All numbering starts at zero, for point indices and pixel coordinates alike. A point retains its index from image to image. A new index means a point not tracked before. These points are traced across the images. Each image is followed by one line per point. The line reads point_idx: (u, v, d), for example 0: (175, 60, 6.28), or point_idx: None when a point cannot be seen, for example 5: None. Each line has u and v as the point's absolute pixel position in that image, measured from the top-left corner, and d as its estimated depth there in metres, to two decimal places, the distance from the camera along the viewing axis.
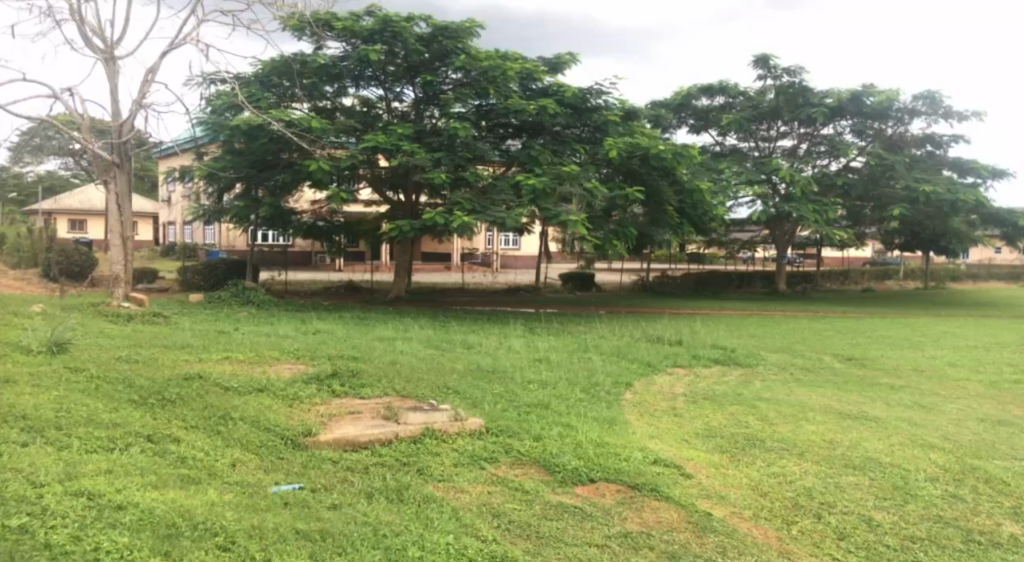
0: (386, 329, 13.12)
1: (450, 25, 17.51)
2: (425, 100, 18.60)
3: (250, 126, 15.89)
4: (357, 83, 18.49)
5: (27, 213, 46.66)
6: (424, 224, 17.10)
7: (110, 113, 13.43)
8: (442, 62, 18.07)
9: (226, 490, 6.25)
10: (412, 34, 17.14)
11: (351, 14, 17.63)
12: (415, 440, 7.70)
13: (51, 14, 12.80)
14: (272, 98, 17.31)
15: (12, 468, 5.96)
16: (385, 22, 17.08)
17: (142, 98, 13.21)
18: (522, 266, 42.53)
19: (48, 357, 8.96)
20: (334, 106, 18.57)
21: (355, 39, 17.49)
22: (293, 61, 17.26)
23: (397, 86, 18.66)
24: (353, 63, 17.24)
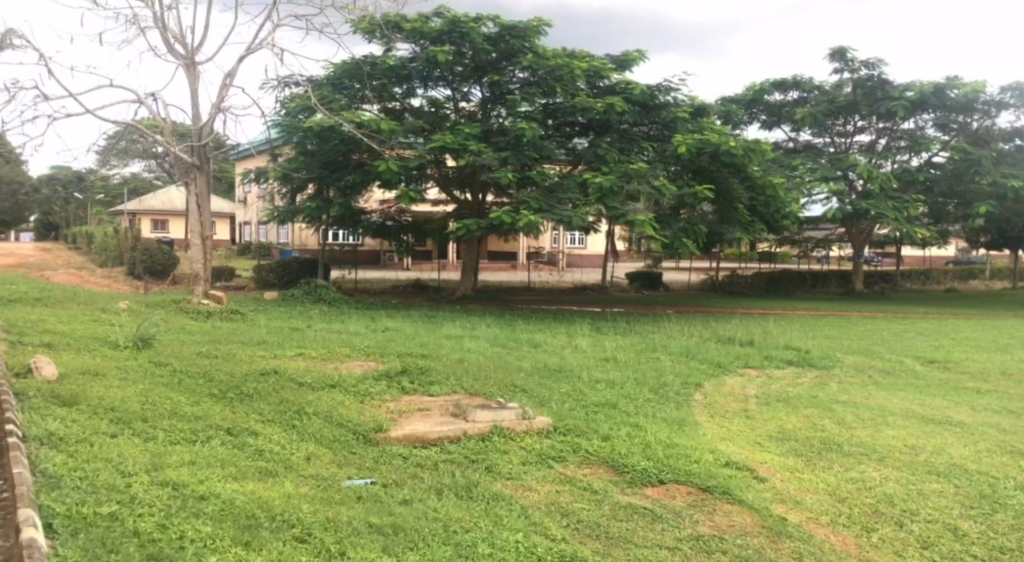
0: (454, 327, 13.24)
1: (517, 24, 17.56)
2: (492, 100, 18.72)
3: (321, 128, 16.25)
4: (426, 84, 18.69)
5: (115, 214, 49.03)
6: (491, 223, 17.21)
7: (191, 116, 13.89)
8: (509, 61, 18.14)
9: (302, 483, 6.41)
10: (480, 34, 17.22)
11: (419, 15, 17.81)
12: (484, 438, 7.75)
13: (137, 23, 13.32)
14: (344, 99, 17.67)
15: (102, 458, 6.22)
16: (453, 23, 17.23)
17: (220, 102, 13.64)
18: (588, 265, 42.32)
19: (133, 352, 9.34)
20: (403, 107, 18.74)
21: (424, 40, 17.70)
22: (364, 63, 17.61)
23: (465, 86, 18.84)
24: (420, 64, 17.43)
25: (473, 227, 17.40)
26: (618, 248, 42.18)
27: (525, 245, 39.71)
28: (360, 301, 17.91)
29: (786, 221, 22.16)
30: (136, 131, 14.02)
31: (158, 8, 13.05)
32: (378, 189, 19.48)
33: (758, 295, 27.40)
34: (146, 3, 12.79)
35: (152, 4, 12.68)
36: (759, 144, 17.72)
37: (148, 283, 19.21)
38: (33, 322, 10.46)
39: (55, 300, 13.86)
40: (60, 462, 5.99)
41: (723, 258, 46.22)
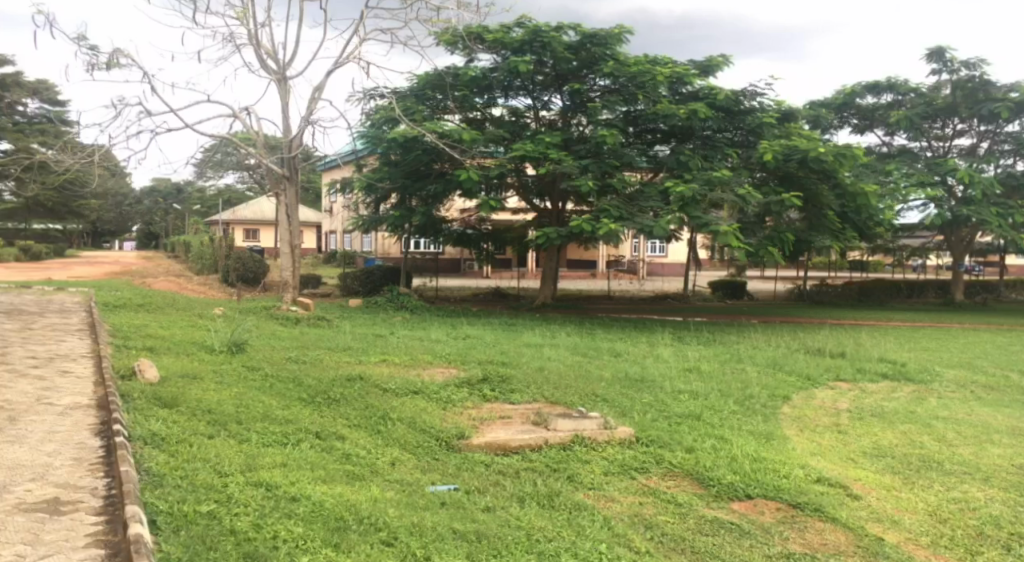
0: (533, 335, 13.26)
1: (598, 32, 17.56)
2: (572, 108, 18.76)
3: (405, 138, 16.58)
4: (507, 93, 18.86)
5: (210, 223, 51.33)
6: (570, 231, 17.21)
7: (281, 129, 14.38)
8: (590, 70, 18.13)
9: (388, 487, 6.53)
10: (561, 43, 17.29)
11: (501, 26, 17.99)
12: (565, 447, 7.74)
13: (233, 40, 13.89)
14: (426, 110, 18.00)
15: (201, 458, 6.48)
16: (535, 33, 17.36)
17: (309, 114, 14.08)
18: (669, 274, 41.81)
19: (228, 356, 9.72)
20: (484, 117, 18.92)
21: (505, 50, 17.87)
22: (446, 74, 17.91)
23: (546, 95, 18.95)
24: (502, 74, 17.60)
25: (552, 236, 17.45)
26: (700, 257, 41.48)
27: (604, 253, 39.50)
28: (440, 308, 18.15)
29: (878, 228, 21.34)
30: (231, 144, 14.61)
31: (252, 25, 13.58)
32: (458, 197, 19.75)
33: (848, 305, 26.50)
34: (240, 21, 13.32)
35: (247, 22, 13.21)
36: (851, 149, 17.16)
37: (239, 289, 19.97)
38: (136, 327, 11.02)
39: (157, 306, 14.57)
40: (162, 461, 6.27)
41: (811, 266, 44.86)
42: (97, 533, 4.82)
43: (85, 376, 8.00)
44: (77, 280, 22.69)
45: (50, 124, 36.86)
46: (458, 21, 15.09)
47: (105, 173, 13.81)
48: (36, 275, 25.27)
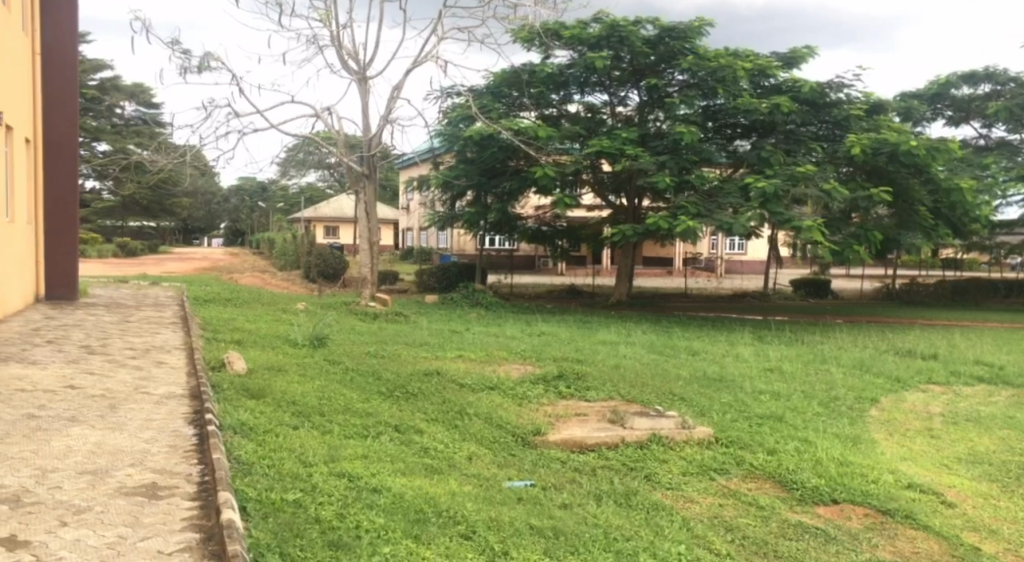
0: (608, 333, 13.19)
1: (677, 26, 17.36)
2: (649, 104, 18.56)
3: (481, 136, 16.74)
4: (583, 90, 18.81)
5: (293, 221, 53.00)
6: (646, 229, 17.05)
7: (362, 128, 14.68)
8: (668, 64, 17.90)
9: (465, 481, 6.59)
10: (639, 37, 17.15)
11: (579, 22, 17.99)
12: (643, 446, 7.67)
13: (316, 42, 14.27)
14: (502, 108, 18.11)
15: (286, 447, 6.69)
16: (612, 28, 17.26)
17: (389, 113, 14.32)
18: (747, 271, 40.97)
19: (310, 350, 10.00)
20: (560, 114, 18.95)
21: (582, 46, 17.82)
22: (523, 72, 18.01)
23: (623, 91, 18.82)
24: (579, 70, 17.58)
25: (628, 232, 17.35)
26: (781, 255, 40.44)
27: (680, 251, 38.99)
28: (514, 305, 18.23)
29: (973, 225, 20.40)
30: (313, 143, 14.98)
31: (335, 27, 13.91)
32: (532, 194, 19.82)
33: (941, 305, 25.45)
34: (323, 23, 13.67)
35: (330, 24, 13.54)
36: (944, 142, 16.67)
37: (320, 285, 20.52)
38: (225, 320, 11.45)
39: (243, 300, 15.09)
40: (251, 449, 6.49)
41: (900, 264, 43.12)
42: (192, 517, 4.99)
43: (179, 367, 8.36)
44: (168, 276, 23.75)
45: (145, 126, 38.63)
46: (534, 18, 15.12)
47: (195, 173, 14.37)
48: (130, 270, 26.54)
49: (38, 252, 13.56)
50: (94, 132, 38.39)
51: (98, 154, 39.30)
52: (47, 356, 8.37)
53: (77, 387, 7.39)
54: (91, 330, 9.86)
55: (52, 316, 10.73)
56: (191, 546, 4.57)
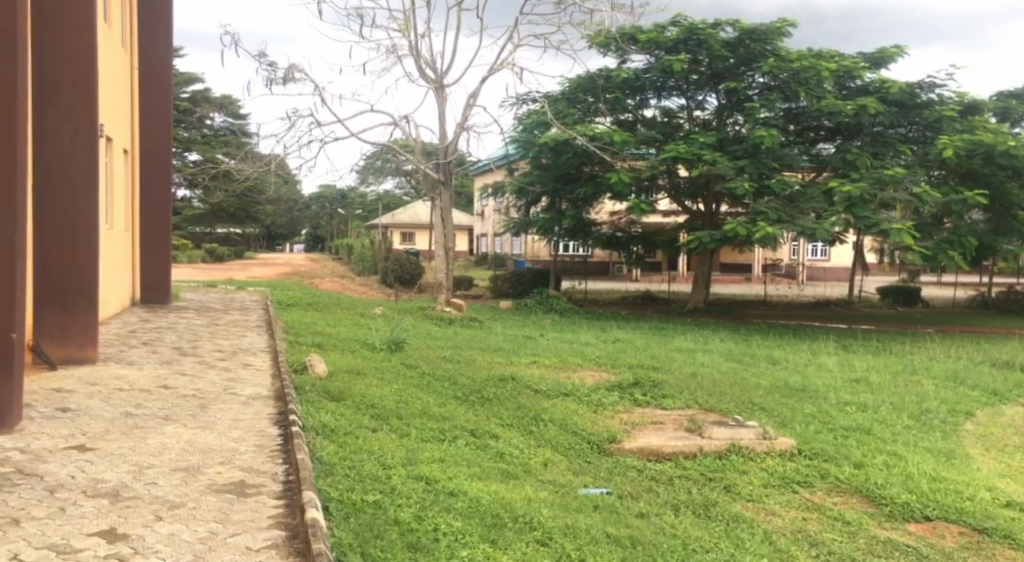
0: (685, 340, 12.99)
1: (757, 28, 17.03)
2: (728, 107, 18.27)
3: (557, 142, 16.78)
4: (660, 94, 18.64)
5: (370, 227, 54.21)
6: (724, 235, 16.78)
7: (438, 135, 14.89)
8: (748, 66, 17.57)
9: (541, 487, 6.58)
10: (717, 40, 16.91)
11: (656, 26, 17.88)
12: (722, 456, 7.52)
13: (395, 52, 14.56)
14: (577, 113, 18.12)
15: (366, 449, 6.82)
16: (691, 31, 17.17)
17: (465, 120, 14.49)
18: (831, 278, 39.71)
19: (387, 354, 10.18)
20: (636, 119, 18.69)
21: (659, 50, 17.70)
22: (599, 77, 17.99)
23: (700, 94, 18.56)
24: (656, 75, 17.47)
25: (705, 238, 17.10)
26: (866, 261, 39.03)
27: (758, 257, 38.12)
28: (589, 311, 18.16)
29: None
30: (391, 151, 15.27)
31: (413, 36, 14.17)
32: (607, 200, 19.74)
33: None
34: (402, 34, 13.97)
35: (409, 34, 13.80)
36: None
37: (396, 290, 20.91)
38: (306, 324, 11.78)
39: (324, 305, 15.50)
40: (332, 451, 6.65)
41: (997, 273, 41.06)
42: (278, 515, 5.13)
43: (264, 369, 8.63)
44: (252, 281, 24.63)
45: (232, 136, 40.24)
46: (610, 23, 15.08)
47: (278, 181, 14.86)
48: (218, 275, 27.70)
49: (133, 258, 14.21)
50: (186, 142, 40.28)
51: (189, 164, 41.18)
52: (143, 357, 8.77)
53: (170, 387, 7.71)
54: (182, 332, 10.29)
55: (147, 319, 11.25)
56: (278, 544, 4.70)
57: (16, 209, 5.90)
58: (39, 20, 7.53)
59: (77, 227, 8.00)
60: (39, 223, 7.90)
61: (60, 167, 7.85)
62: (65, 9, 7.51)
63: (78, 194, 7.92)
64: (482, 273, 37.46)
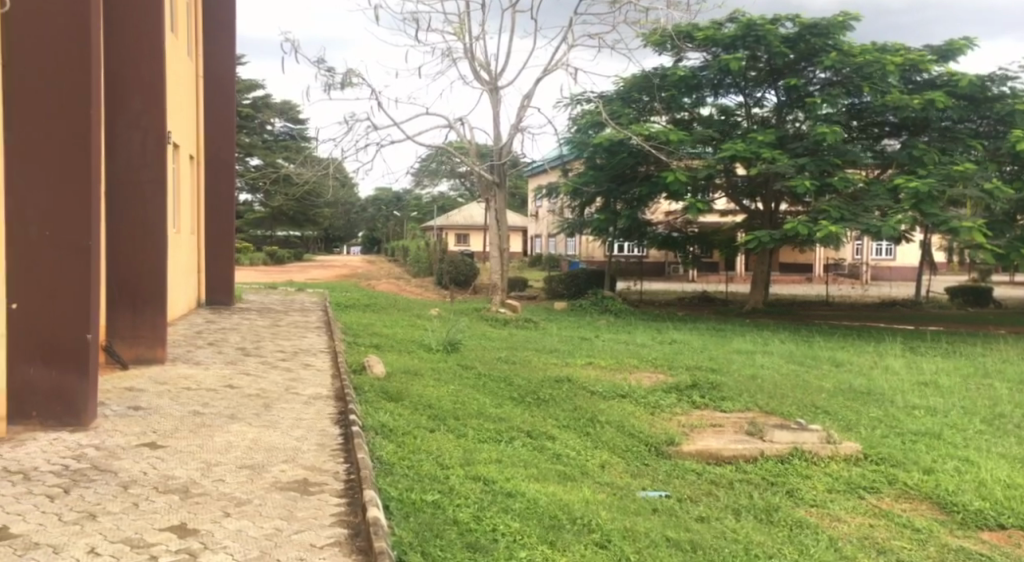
0: (744, 342, 12.78)
1: (819, 22, 16.67)
2: (788, 104, 17.88)
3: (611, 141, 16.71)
4: (717, 92, 18.39)
5: (425, 229, 54.80)
6: (784, 234, 16.46)
7: (492, 137, 14.95)
8: (808, 62, 17.20)
9: (599, 489, 6.54)
10: (777, 35, 16.60)
11: (713, 23, 17.68)
12: (784, 460, 7.38)
13: (450, 54, 14.67)
14: (632, 113, 18.03)
15: (425, 450, 6.88)
16: (749, 27, 16.86)
17: (519, 122, 14.52)
18: (896, 278, 38.54)
19: (444, 355, 10.26)
20: (692, 117, 18.57)
21: (716, 47, 17.49)
22: (654, 76, 17.86)
23: (759, 91, 18.25)
24: (713, 72, 17.28)
25: (764, 238, 16.79)
26: (933, 260, 37.75)
27: (820, 256, 37.23)
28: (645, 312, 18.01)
29: None
30: (447, 153, 15.40)
31: (469, 39, 14.26)
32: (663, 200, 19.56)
33: None
34: (457, 37, 14.07)
35: (464, 37, 13.89)
36: None
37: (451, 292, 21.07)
38: (364, 326, 11.95)
39: (380, 306, 15.72)
40: (392, 451, 6.73)
41: None
42: (340, 514, 5.21)
43: (324, 369, 8.79)
44: (311, 282, 25.14)
45: (292, 141, 41.12)
46: (666, 21, 14.92)
47: (336, 184, 15.12)
48: (278, 277, 28.38)
49: (199, 260, 14.49)
50: (247, 148, 41.32)
51: (250, 168, 42.21)
52: (209, 357, 9.02)
53: (235, 387, 7.91)
54: (245, 333, 10.55)
55: (212, 320, 11.56)
56: (341, 541, 4.77)
57: (91, 214, 6.13)
58: (111, 31, 7.83)
59: (148, 232, 8.27)
60: (114, 228, 8.20)
61: (131, 173, 8.14)
62: (135, 20, 7.79)
63: (149, 200, 8.20)
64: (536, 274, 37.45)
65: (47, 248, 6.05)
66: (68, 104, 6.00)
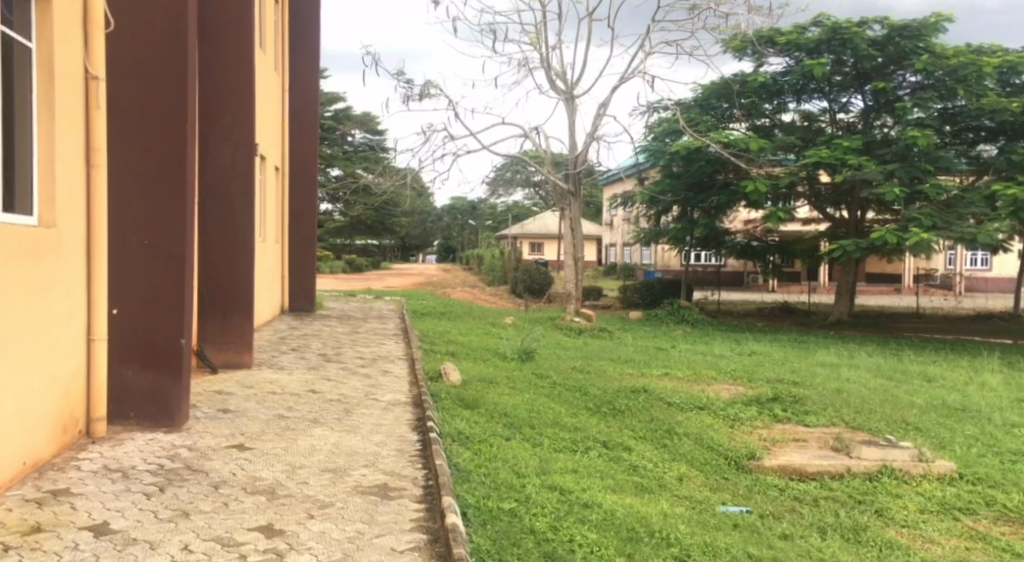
0: (829, 354, 12.38)
1: (910, 24, 16.12)
2: (876, 109, 17.30)
3: (689, 149, 16.57)
4: (799, 97, 17.98)
5: (500, 238, 55.22)
6: (870, 243, 15.94)
7: (568, 146, 14.95)
8: (898, 65, 16.63)
9: (677, 503, 6.43)
10: (864, 38, 16.12)
11: (796, 27, 17.33)
12: (872, 477, 7.11)
13: (527, 64, 14.78)
14: (710, 120, 17.86)
15: (501, 458, 6.89)
16: (834, 31, 16.43)
17: (595, 131, 14.46)
18: (993, 290, 36.67)
19: (519, 363, 10.29)
20: (773, 124, 18.22)
21: (799, 52, 17.13)
22: (734, 81, 17.60)
23: (844, 96, 17.73)
24: (796, 78, 16.93)
25: (850, 247, 16.28)
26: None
27: (909, 265, 35.79)
28: (723, 323, 17.64)
29: None
30: (524, 162, 15.51)
31: (545, 49, 14.32)
32: (742, 208, 19.17)
33: None
34: (534, 46, 14.11)
35: (541, 47, 13.97)
36: None
37: (525, 301, 21.19)
38: (441, 333, 12.11)
39: (456, 314, 15.89)
40: (469, 458, 6.76)
41: None
42: (420, 519, 5.26)
43: (401, 376, 8.92)
44: (389, 290, 25.62)
45: (371, 152, 42.06)
46: (747, 26, 14.65)
47: (414, 194, 15.40)
48: (356, 284, 29.03)
49: (283, 268, 14.91)
50: (328, 159, 42.46)
51: (331, 179, 43.34)
52: (292, 362, 9.28)
53: (317, 392, 8.10)
54: (326, 339, 10.82)
55: (295, 326, 11.90)
56: (420, 546, 4.82)
57: (185, 225, 6.39)
58: (202, 48, 8.15)
59: (235, 240, 8.60)
60: (202, 235, 8.55)
61: (220, 183, 8.48)
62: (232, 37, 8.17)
63: (236, 209, 8.52)
64: (610, 283, 37.18)
65: (145, 257, 6.35)
66: (167, 122, 6.28)
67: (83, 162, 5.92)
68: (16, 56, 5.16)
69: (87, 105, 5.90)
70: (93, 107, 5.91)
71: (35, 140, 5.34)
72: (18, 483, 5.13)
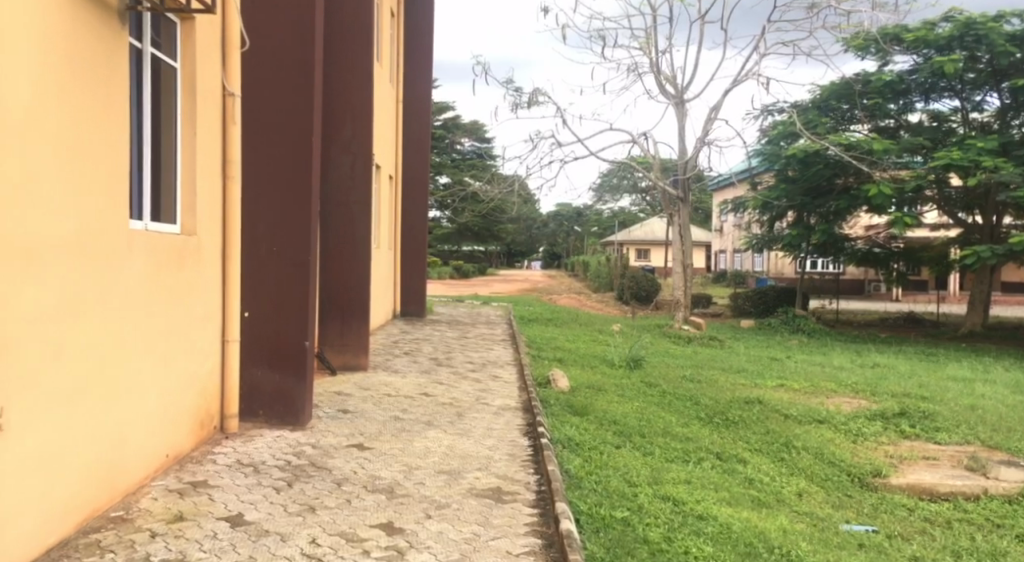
0: (960, 368, 11.68)
1: None
2: (1014, 108, 16.28)
3: (808, 152, 16.22)
4: (928, 96, 17.14)
5: (605, 244, 55.07)
6: (1008, 249, 14.96)
7: (678, 150, 14.70)
8: None
9: (797, 519, 6.18)
10: (1001, 33, 15.20)
11: (926, 23, 16.60)
12: (1011, 501, 6.65)
13: (637, 70, 14.63)
14: (830, 122, 17.32)
15: (612, 466, 6.81)
16: (967, 26, 15.60)
17: (705, 135, 14.16)
18: None
19: (628, 371, 10.19)
20: (899, 125, 17.45)
21: (927, 49, 16.31)
22: (856, 81, 16.98)
23: (978, 94, 16.74)
24: (925, 76, 16.20)
25: (985, 253, 15.33)
26: None
27: None
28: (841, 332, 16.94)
29: None
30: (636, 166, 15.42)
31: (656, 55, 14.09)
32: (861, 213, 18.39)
33: None
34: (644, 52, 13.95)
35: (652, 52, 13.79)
36: None
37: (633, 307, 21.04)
38: (549, 340, 12.13)
39: (562, 321, 15.92)
40: (580, 465, 6.71)
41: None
42: (534, 524, 5.25)
43: (512, 382, 8.97)
44: (496, 296, 25.98)
45: (478, 160, 42.85)
46: (870, 24, 13.98)
47: (522, 201, 15.50)
48: (465, 290, 29.65)
49: (395, 272, 15.34)
50: (437, 167, 43.58)
51: (440, 187, 44.45)
52: (405, 365, 9.51)
53: (430, 395, 8.26)
54: (438, 344, 11.03)
55: (406, 331, 12.22)
56: (537, 550, 4.82)
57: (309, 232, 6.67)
58: (326, 64, 8.52)
59: (354, 247, 8.90)
60: (324, 243, 8.90)
61: (342, 193, 8.82)
62: (354, 52, 8.50)
63: (355, 217, 8.82)
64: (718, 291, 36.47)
65: (273, 263, 6.66)
66: (294, 135, 6.56)
67: (219, 173, 6.25)
68: (162, 74, 5.50)
69: (223, 120, 6.24)
70: (229, 122, 6.23)
71: (179, 154, 5.67)
72: (161, 474, 5.45)
